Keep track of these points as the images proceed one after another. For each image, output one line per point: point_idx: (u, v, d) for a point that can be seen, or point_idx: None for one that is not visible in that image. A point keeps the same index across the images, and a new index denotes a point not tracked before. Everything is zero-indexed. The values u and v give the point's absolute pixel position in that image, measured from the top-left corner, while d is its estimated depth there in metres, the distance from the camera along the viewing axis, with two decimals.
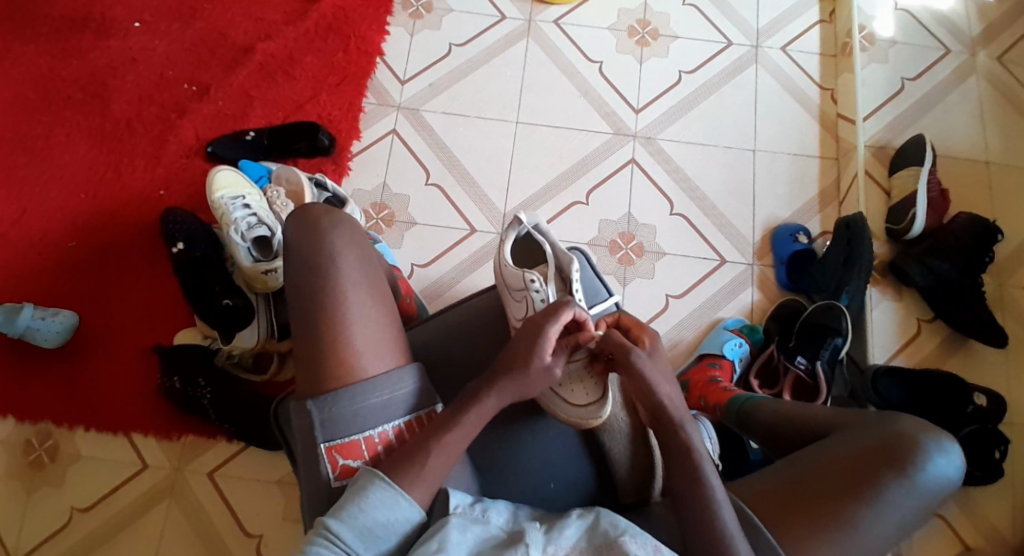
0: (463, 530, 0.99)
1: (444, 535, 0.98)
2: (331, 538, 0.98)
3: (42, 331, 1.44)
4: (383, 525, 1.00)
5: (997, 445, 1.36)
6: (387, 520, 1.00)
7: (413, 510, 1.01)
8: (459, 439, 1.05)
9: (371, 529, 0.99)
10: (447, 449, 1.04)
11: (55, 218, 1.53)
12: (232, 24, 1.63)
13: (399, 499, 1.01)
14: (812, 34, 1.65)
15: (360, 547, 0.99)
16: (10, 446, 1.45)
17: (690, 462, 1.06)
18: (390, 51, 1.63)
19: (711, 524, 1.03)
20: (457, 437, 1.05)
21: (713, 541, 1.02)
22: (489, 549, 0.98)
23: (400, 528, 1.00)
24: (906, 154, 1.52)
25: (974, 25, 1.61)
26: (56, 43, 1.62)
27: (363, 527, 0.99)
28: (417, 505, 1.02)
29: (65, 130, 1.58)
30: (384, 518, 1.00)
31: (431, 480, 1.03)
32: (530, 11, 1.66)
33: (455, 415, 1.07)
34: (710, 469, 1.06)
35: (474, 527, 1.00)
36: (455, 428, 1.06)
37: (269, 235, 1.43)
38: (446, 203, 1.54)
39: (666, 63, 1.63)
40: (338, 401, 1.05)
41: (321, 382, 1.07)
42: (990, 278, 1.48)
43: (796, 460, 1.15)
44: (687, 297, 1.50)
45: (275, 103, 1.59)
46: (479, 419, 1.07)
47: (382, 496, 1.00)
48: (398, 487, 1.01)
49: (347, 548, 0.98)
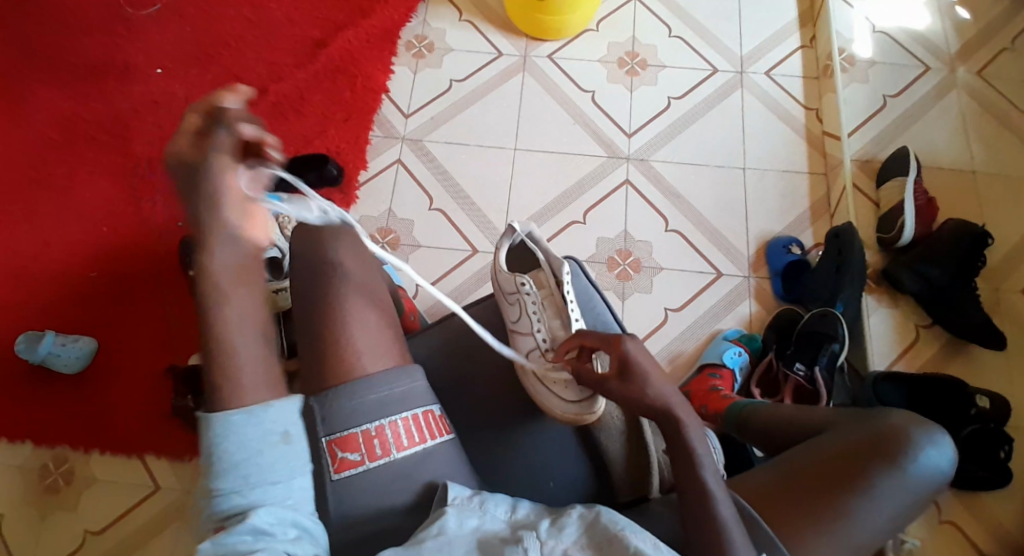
0: (460, 520, 1.01)
1: (443, 522, 1.01)
2: (216, 494, 0.90)
3: (62, 357, 1.50)
4: (249, 453, 0.91)
5: (1002, 445, 1.38)
6: (248, 446, 0.91)
7: (260, 415, 0.92)
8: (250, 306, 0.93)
9: (238, 456, 0.90)
10: (259, 324, 0.94)
11: (78, 250, 1.60)
12: (246, 67, 1.73)
13: (230, 418, 0.91)
14: (795, 59, 1.73)
15: (246, 488, 0.90)
16: (27, 471, 1.49)
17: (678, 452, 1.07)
18: (394, 88, 1.72)
19: (702, 517, 1.04)
20: (256, 305, 0.94)
21: (707, 538, 1.03)
22: (493, 540, 1.00)
23: (264, 436, 0.92)
24: (891, 167, 1.57)
25: (951, 44, 1.70)
26: (81, 89, 1.72)
27: (229, 469, 0.90)
28: (253, 408, 0.92)
29: (88, 168, 1.66)
30: (241, 446, 0.90)
31: (259, 379, 0.93)
32: (525, 47, 1.75)
33: (236, 281, 0.93)
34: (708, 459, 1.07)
35: (471, 517, 1.02)
36: (237, 291, 0.93)
37: (279, 256, 1.50)
38: (449, 226, 1.60)
39: (655, 90, 1.70)
40: (337, 397, 1.09)
41: (333, 378, 1.11)
42: (984, 284, 1.52)
43: (784, 460, 1.16)
44: (685, 310, 1.54)
45: (288, 138, 1.67)
46: (249, 268, 0.93)
47: (225, 424, 0.91)
48: (226, 408, 0.91)
49: (243, 498, 0.90)
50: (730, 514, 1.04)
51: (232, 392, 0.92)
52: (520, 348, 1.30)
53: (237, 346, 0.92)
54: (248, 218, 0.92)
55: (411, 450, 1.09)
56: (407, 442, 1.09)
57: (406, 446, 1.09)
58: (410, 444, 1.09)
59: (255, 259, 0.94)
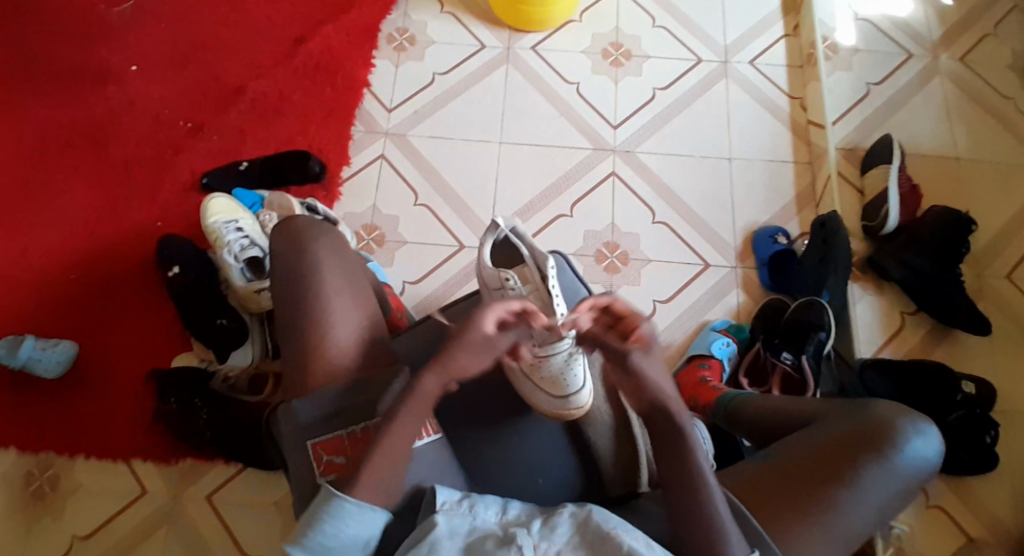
0: (457, 527, 0.99)
1: (433, 542, 0.97)
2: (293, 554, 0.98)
3: (43, 363, 1.47)
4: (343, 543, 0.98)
5: (988, 430, 1.40)
6: (345, 535, 0.98)
7: (366, 516, 0.98)
8: (409, 433, 1.02)
9: (331, 541, 0.97)
10: (405, 444, 1.02)
11: (56, 253, 1.58)
12: (225, 64, 1.70)
13: (344, 507, 0.97)
14: (778, 47, 1.73)
15: None
16: (11, 478, 1.46)
17: (668, 451, 1.06)
18: (376, 83, 1.70)
19: (693, 516, 1.04)
20: (412, 428, 1.02)
21: (698, 536, 1.03)
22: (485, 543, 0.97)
23: (364, 535, 0.99)
24: (874, 155, 1.58)
25: (933, 31, 1.71)
26: (57, 88, 1.68)
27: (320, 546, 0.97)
28: (368, 508, 0.98)
29: (64, 169, 1.63)
30: (339, 536, 0.97)
31: (380, 482, 0.99)
32: (508, 39, 1.73)
33: (410, 410, 1.02)
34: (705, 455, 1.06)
35: (465, 525, 1.00)
36: (406, 416, 1.02)
37: (261, 255, 1.49)
38: (435, 221, 1.59)
39: (640, 81, 1.70)
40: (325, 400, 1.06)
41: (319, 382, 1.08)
42: (968, 270, 1.53)
43: (778, 449, 1.17)
44: (673, 302, 1.54)
45: (271, 135, 1.65)
46: (426, 404, 1.03)
47: (338, 513, 0.97)
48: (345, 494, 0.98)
49: None
50: (726, 511, 1.03)
51: (357, 486, 0.98)
52: None
53: (380, 453, 1.00)
54: (465, 364, 1.03)
55: None
56: None
57: None
58: None
59: (430, 403, 1.03)
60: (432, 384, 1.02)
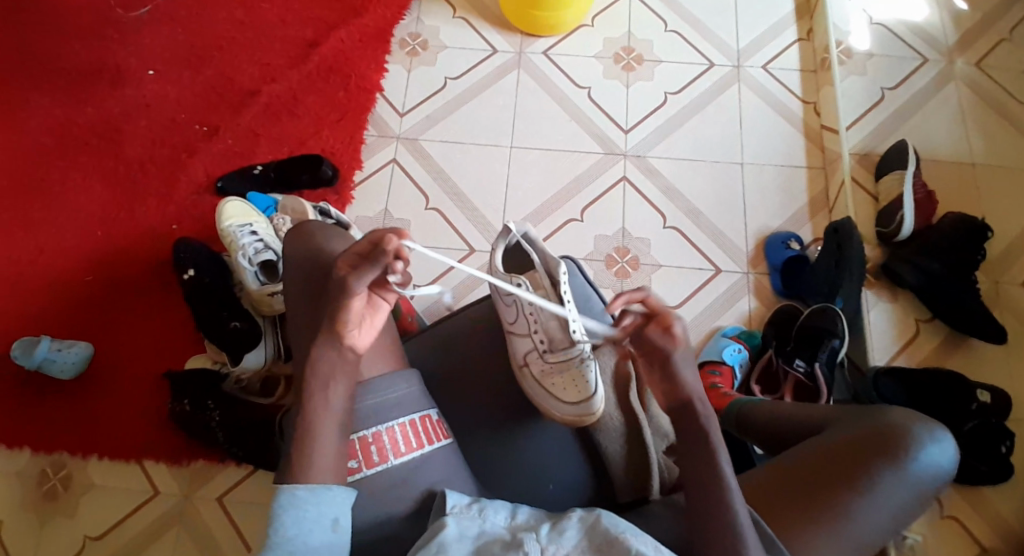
0: (463, 530, 0.99)
1: (441, 542, 0.97)
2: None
3: (58, 363, 1.49)
4: (302, 531, 0.96)
5: (1003, 440, 1.38)
6: (305, 523, 0.97)
7: (321, 494, 0.98)
8: (341, 397, 1.03)
9: (294, 533, 0.96)
10: (342, 419, 1.02)
11: (71, 255, 1.59)
12: (239, 68, 1.72)
13: (295, 493, 0.97)
14: (791, 52, 1.72)
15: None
16: (26, 477, 1.48)
17: (685, 453, 1.04)
18: (388, 87, 1.71)
19: (710, 519, 1.00)
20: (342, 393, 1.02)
21: (714, 538, 1.00)
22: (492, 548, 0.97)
23: (324, 514, 0.97)
24: (889, 160, 1.57)
25: (949, 35, 1.69)
26: (74, 92, 1.70)
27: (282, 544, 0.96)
28: (318, 487, 0.98)
29: (80, 172, 1.65)
30: (297, 523, 0.96)
31: (330, 463, 1.00)
32: (519, 44, 1.73)
33: (331, 376, 1.03)
34: (727, 459, 1.03)
35: (472, 528, 1.00)
36: (334, 384, 1.03)
37: (274, 259, 1.49)
38: (445, 225, 1.59)
39: (652, 85, 1.69)
40: None
41: None
42: (984, 276, 1.51)
43: (787, 453, 1.16)
44: (684, 308, 1.53)
45: (284, 140, 1.66)
46: (344, 367, 1.03)
47: (290, 500, 0.97)
48: (294, 482, 0.99)
49: None
50: (747, 518, 0.99)
51: (303, 467, 0.99)
52: (517, 349, 1.23)
53: (320, 431, 1.01)
54: (355, 328, 1.04)
55: (409, 455, 1.07)
56: (405, 448, 1.07)
57: (402, 452, 1.07)
58: (407, 450, 1.07)
59: (354, 366, 1.04)
60: (339, 350, 1.04)
